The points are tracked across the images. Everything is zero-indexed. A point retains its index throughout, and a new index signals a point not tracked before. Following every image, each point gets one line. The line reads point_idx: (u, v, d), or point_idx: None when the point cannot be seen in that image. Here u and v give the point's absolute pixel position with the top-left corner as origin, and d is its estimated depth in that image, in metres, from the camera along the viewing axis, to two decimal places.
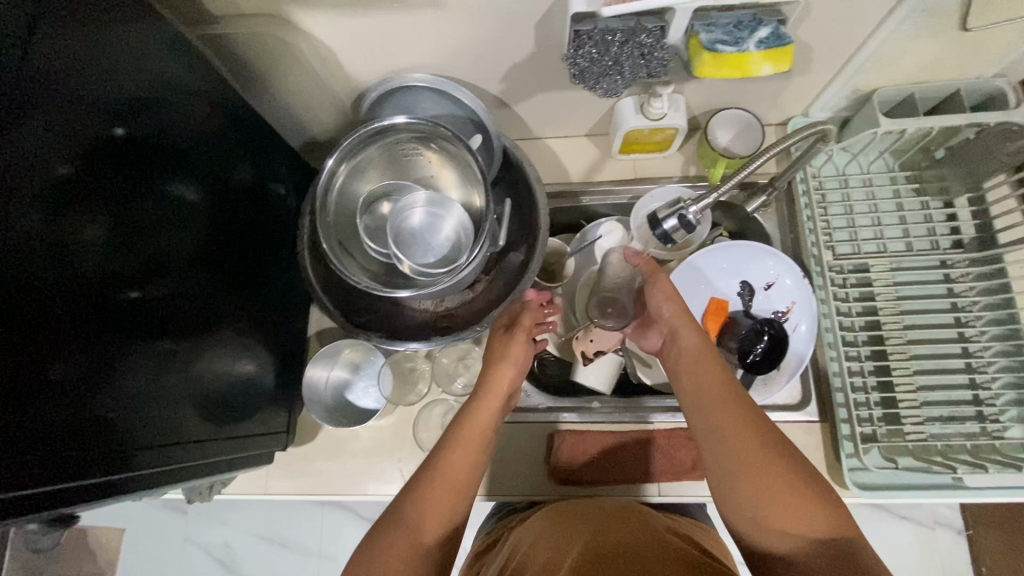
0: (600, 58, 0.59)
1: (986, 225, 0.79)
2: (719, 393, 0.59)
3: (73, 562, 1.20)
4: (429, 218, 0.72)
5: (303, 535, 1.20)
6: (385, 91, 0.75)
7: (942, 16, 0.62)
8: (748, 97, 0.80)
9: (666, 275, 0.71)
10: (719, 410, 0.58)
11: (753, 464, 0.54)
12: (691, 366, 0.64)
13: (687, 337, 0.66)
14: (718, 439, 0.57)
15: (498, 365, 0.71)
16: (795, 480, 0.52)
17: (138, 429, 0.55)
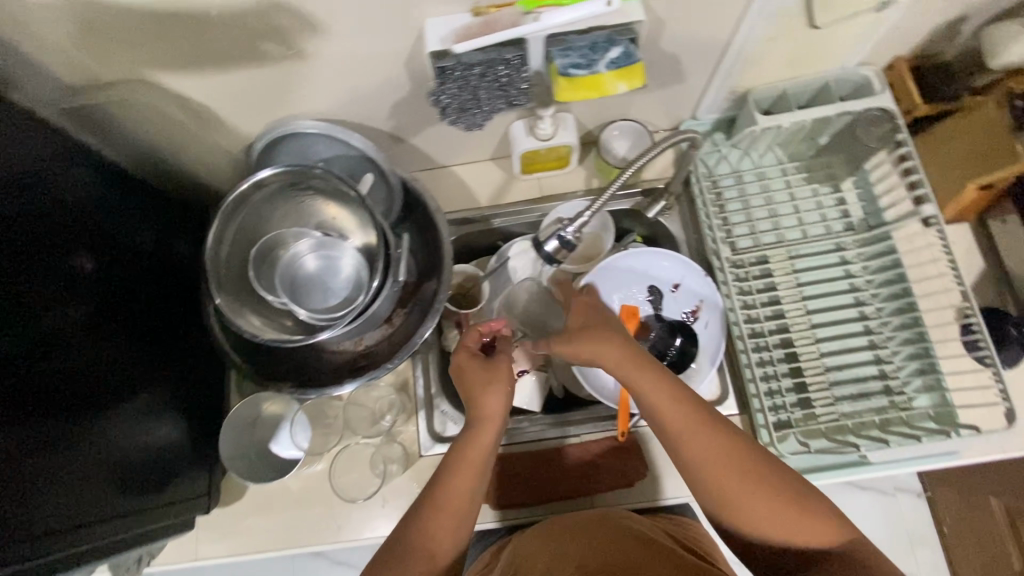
0: (461, 93, 0.61)
1: (872, 206, 0.82)
2: (692, 422, 0.57)
3: None
4: (323, 260, 0.70)
5: None
6: (273, 139, 0.75)
7: (786, 18, 0.65)
8: (634, 108, 0.83)
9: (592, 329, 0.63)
10: (695, 443, 0.56)
11: (746, 495, 0.53)
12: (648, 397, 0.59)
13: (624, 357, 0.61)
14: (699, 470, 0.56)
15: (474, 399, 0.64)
16: (790, 497, 0.53)
17: (37, 514, 0.52)
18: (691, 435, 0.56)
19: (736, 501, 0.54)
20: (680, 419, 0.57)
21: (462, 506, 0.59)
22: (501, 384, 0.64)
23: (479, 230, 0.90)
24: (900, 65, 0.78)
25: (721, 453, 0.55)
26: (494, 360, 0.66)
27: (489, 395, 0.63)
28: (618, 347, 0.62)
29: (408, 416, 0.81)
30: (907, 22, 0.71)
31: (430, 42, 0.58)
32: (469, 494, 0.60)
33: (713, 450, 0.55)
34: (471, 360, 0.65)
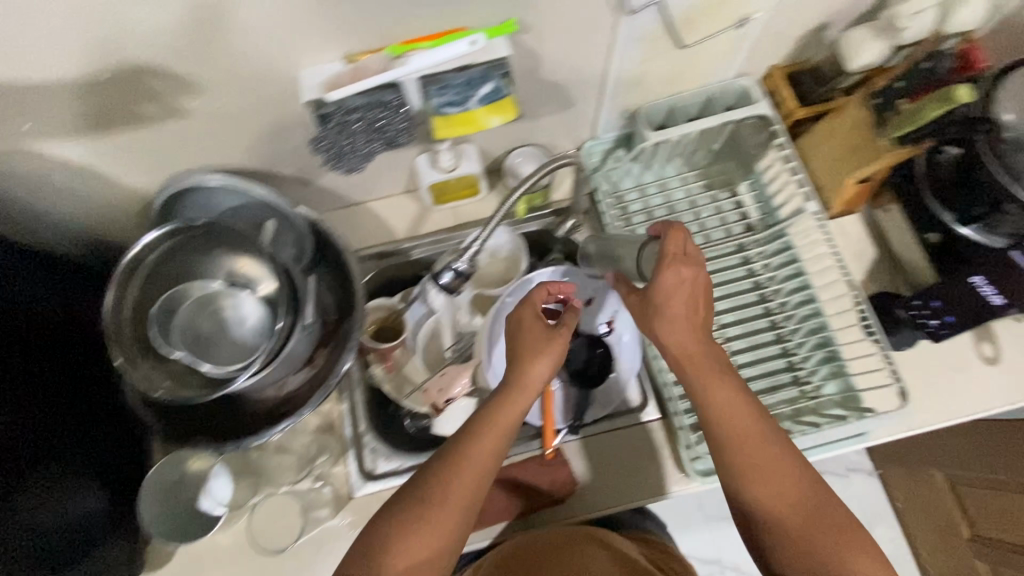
0: (341, 138, 0.62)
1: (767, 206, 0.87)
2: (753, 435, 0.57)
3: None
4: (231, 310, 0.70)
5: None
6: (172, 196, 0.74)
7: (655, 40, 0.69)
8: (535, 133, 0.86)
9: (676, 300, 0.60)
10: (750, 456, 0.56)
11: (779, 505, 0.55)
12: (731, 402, 0.57)
13: (696, 353, 0.59)
14: (766, 476, 0.56)
15: (529, 358, 0.62)
16: (829, 529, 0.54)
17: None
18: (748, 445, 0.56)
19: (768, 506, 0.56)
20: (743, 427, 0.57)
21: (481, 474, 0.58)
22: (548, 353, 0.62)
23: (399, 263, 0.92)
24: (774, 73, 0.83)
25: (772, 465, 0.56)
26: (556, 331, 0.64)
27: (537, 364, 0.61)
28: (692, 342, 0.59)
29: (339, 457, 0.81)
30: (770, 35, 0.76)
31: (306, 92, 0.60)
32: (490, 459, 0.59)
33: (762, 462, 0.56)
34: (534, 322, 0.64)
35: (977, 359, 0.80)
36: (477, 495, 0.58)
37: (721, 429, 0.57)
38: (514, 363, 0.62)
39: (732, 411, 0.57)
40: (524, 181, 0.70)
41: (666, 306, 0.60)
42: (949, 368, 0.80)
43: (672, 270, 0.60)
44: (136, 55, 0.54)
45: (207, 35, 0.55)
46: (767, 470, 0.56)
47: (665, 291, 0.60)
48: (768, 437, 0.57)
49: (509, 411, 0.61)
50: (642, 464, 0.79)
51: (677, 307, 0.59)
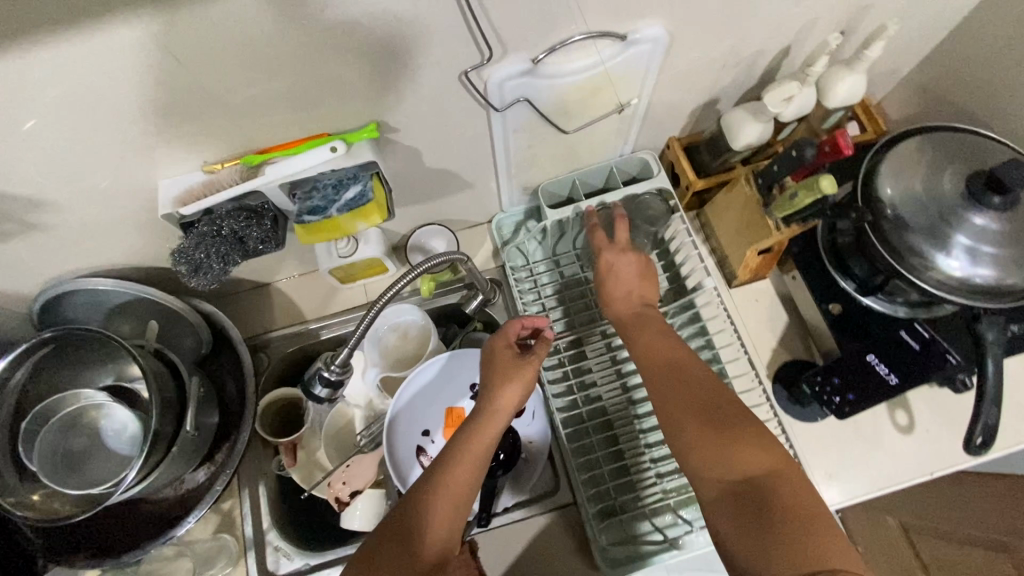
0: (197, 250, 0.60)
1: (676, 275, 0.86)
2: (672, 361, 0.63)
3: None
4: (110, 417, 0.71)
5: None
6: (53, 298, 0.72)
7: (535, 127, 0.68)
8: (439, 210, 0.85)
9: (614, 265, 0.73)
10: (664, 375, 0.62)
11: (686, 412, 0.57)
12: (652, 342, 0.66)
13: (627, 315, 0.71)
14: (676, 392, 0.59)
15: (505, 381, 0.65)
16: (726, 427, 0.54)
17: None
18: (665, 366, 0.63)
19: (674, 413, 0.58)
20: (662, 360, 0.64)
21: (468, 490, 0.58)
22: (522, 378, 0.66)
23: (309, 345, 0.89)
24: (673, 144, 0.83)
25: (680, 379, 0.60)
26: (524, 358, 0.67)
27: (508, 387, 0.65)
28: (625, 310, 0.71)
29: (238, 559, 0.77)
30: (659, 113, 0.76)
31: (162, 205, 0.59)
32: (473, 474, 0.59)
33: (676, 380, 0.61)
34: (505, 352, 0.68)
35: (891, 429, 0.78)
36: (473, 489, 0.58)
37: (642, 359, 0.65)
38: (491, 384, 0.66)
39: (652, 351, 0.65)
40: (417, 267, 0.66)
41: (602, 282, 0.74)
42: (864, 440, 0.78)
43: (606, 257, 0.74)
44: None
45: (49, 155, 0.53)
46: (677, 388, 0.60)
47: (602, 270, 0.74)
48: (678, 360, 0.63)
49: (490, 424, 0.62)
50: (551, 556, 0.75)
51: (615, 273, 0.73)
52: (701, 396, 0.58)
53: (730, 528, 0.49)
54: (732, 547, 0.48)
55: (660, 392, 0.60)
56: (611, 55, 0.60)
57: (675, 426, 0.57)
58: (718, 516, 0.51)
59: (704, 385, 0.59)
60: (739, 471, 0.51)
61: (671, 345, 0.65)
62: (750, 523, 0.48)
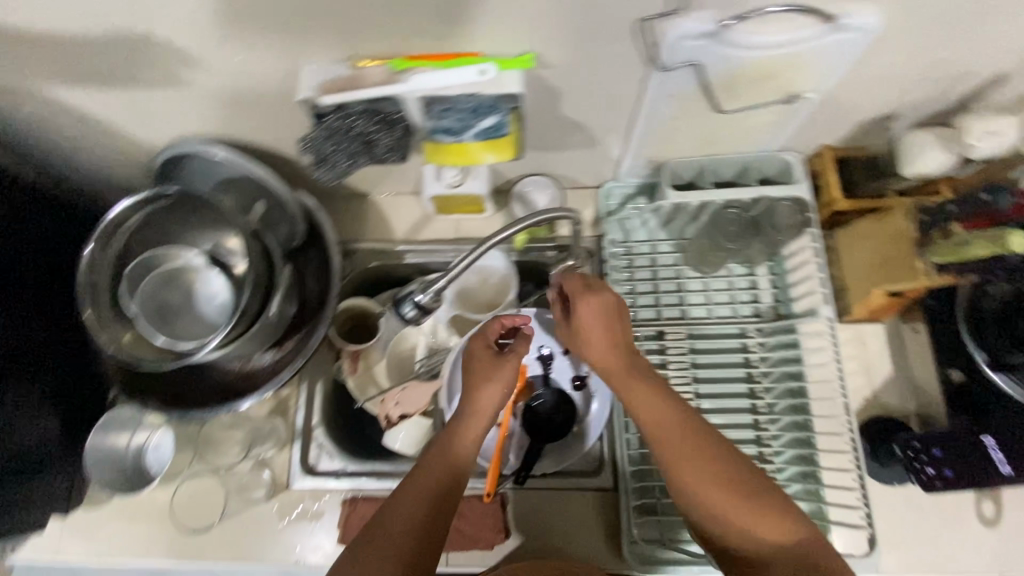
0: (325, 142, 0.59)
1: (784, 293, 0.80)
2: (677, 422, 0.58)
3: None
4: (203, 282, 0.74)
5: None
6: (174, 156, 0.74)
7: (691, 97, 0.62)
8: (553, 164, 0.81)
9: (594, 315, 0.65)
10: (670, 446, 0.57)
11: (709, 490, 0.55)
12: (642, 398, 0.60)
13: (614, 366, 0.64)
14: (691, 465, 0.56)
15: (481, 382, 0.65)
16: (753, 493, 0.55)
17: None
18: (671, 431, 0.58)
19: (694, 492, 0.56)
20: (663, 426, 0.58)
21: (452, 487, 0.59)
22: (502, 380, 0.66)
23: (391, 264, 0.89)
24: (825, 153, 0.75)
25: (689, 449, 0.57)
26: (504, 357, 0.67)
27: (485, 386, 0.65)
28: (613, 358, 0.64)
29: (284, 444, 0.81)
30: (824, 115, 0.68)
31: (304, 89, 0.58)
32: (447, 471, 0.60)
33: (684, 450, 0.57)
34: (482, 351, 0.68)
35: (974, 518, 0.71)
36: (449, 489, 0.59)
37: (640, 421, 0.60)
38: (467, 387, 0.66)
39: (647, 412, 0.60)
40: (519, 220, 0.65)
41: (581, 333, 0.65)
42: (942, 521, 0.72)
43: (579, 310, 0.65)
44: (142, 23, 0.54)
45: (212, 12, 0.53)
46: (688, 461, 0.56)
47: (579, 318, 0.65)
48: (679, 424, 0.58)
49: (465, 426, 0.63)
50: (579, 535, 0.75)
51: (593, 323, 0.65)
52: (718, 464, 0.56)
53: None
54: None
55: (671, 463, 0.57)
56: (808, 37, 0.54)
57: (706, 503, 0.55)
58: None
59: (712, 446, 0.57)
60: (773, 543, 0.53)
61: (664, 399, 0.60)
62: None
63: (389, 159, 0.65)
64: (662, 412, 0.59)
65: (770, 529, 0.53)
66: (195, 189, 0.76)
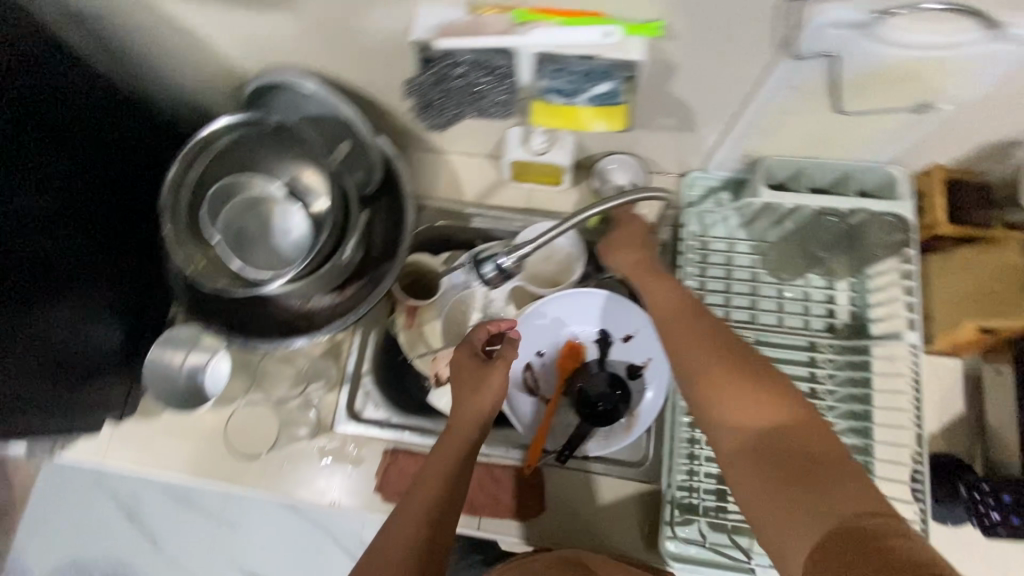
0: (434, 87, 0.58)
1: (862, 312, 0.76)
2: (684, 310, 0.62)
3: (42, 507, 1.42)
4: (281, 216, 0.74)
5: (223, 506, 1.39)
6: (265, 85, 0.74)
7: (813, 92, 0.59)
8: (642, 144, 0.79)
9: (625, 229, 0.74)
10: (675, 330, 0.60)
11: (701, 362, 0.56)
12: (659, 293, 0.65)
13: (639, 271, 0.70)
14: (691, 345, 0.58)
15: (469, 393, 0.68)
16: (749, 374, 0.53)
17: None
18: (677, 315, 0.62)
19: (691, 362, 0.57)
20: (674, 316, 0.62)
21: (455, 482, 0.62)
22: (493, 387, 0.69)
23: (458, 226, 0.89)
24: (937, 172, 0.71)
25: (690, 327, 0.59)
26: (489, 365, 0.70)
27: (474, 395, 0.68)
28: (642, 263, 0.70)
29: (333, 387, 0.82)
30: (949, 129, 0.64)
31: (417, 31, 0.56)
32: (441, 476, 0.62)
33: (686, 331, 0.59)
34: (467, 362, 0.71)
35: None
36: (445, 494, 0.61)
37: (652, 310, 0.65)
38: (456, 399, 0.69)
39: (663, 306, 0.63)
40: (605, 200, 0.61)
41: (611, 243, 0.74)
42: (995, 569, 0.69)
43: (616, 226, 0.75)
44: None
45: None
46: (688, 341, 0.58)
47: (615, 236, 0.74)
48: (686, 313, 0.61)
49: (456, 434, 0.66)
50: (614, 522, 0.74)
51: (624, 235, 0.73)
52: (716, 344, 0.56)
53: (761, 486, 0.47)
54: (757, 511, 0.47)
55: (675, 344, 0.59)
56: (962, 41, 0.50)
57: (701, 378, 0.55)
58: (741, 480, 0.49)
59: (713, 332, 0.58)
60: (756, 424, 0.50)
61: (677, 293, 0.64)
62: (776, 482, 0.46)
63: (495, 113, 0.65)
64: (678, 308, 0.62)
65: (754, 408, 0.51)
66: (289, 119, 0.74)
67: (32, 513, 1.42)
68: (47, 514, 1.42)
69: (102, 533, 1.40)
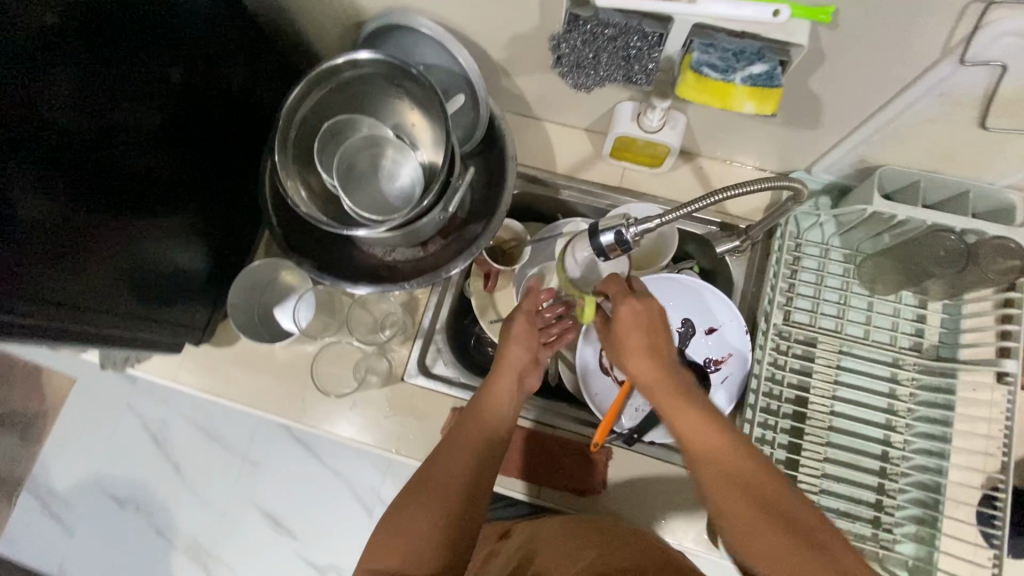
0: (584, 48, 0.57)
1: (951, 336, 0.75)
2: (721, 448, 0.56)
3: (72, 418, 1.44)
4: (389, 162, 0.73)
5: (250, 443, 1.40)
6: (386, 26, 0.73)
7: (964, 103, 0.57)
8: (752, 136, 0.77)
9: (624, 313, 0.64)
10: (710, 464, 0.56)
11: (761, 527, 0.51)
12: (681, 415, 0.60)
13: (652, 379, 0.63)
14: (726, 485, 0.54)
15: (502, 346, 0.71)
16: (787, 524, 0.51)
17: (62, 279, 0.59)
18: (715, 457, 0.56)
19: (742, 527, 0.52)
20: (707, 446, 0.57)
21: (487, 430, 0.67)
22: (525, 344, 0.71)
23: (546, 195, 0.88)
24: None
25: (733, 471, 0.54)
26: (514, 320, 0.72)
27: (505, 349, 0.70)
28: (654, 373, 0.64)
29: (406, 339, 0.82)
30: None
31: None
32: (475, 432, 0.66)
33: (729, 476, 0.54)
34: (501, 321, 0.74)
35: None
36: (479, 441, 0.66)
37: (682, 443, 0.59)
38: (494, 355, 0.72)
39: (687, 434, 0.58)
40: (732, 186, 0.59)
41: (613, 340, 0.67)
42: None
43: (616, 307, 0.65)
44: None
45: None
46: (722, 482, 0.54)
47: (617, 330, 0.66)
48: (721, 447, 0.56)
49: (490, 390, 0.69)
50: (672, 507, 0.74)
51: (627, 326, 0.65)
52: (750, 488, 0.53)
53: None
54: None
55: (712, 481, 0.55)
56: None
57: (737, 525, 0.53)
58: None
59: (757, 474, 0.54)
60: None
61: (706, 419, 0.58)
62: None
63: (637, 80, 0.60)
64: (705, 434, 0.57)
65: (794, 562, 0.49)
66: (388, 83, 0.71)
67: (61, 423, 1.43)
68: (75, 427, 1.43)
69: (128, 453, 1.41)
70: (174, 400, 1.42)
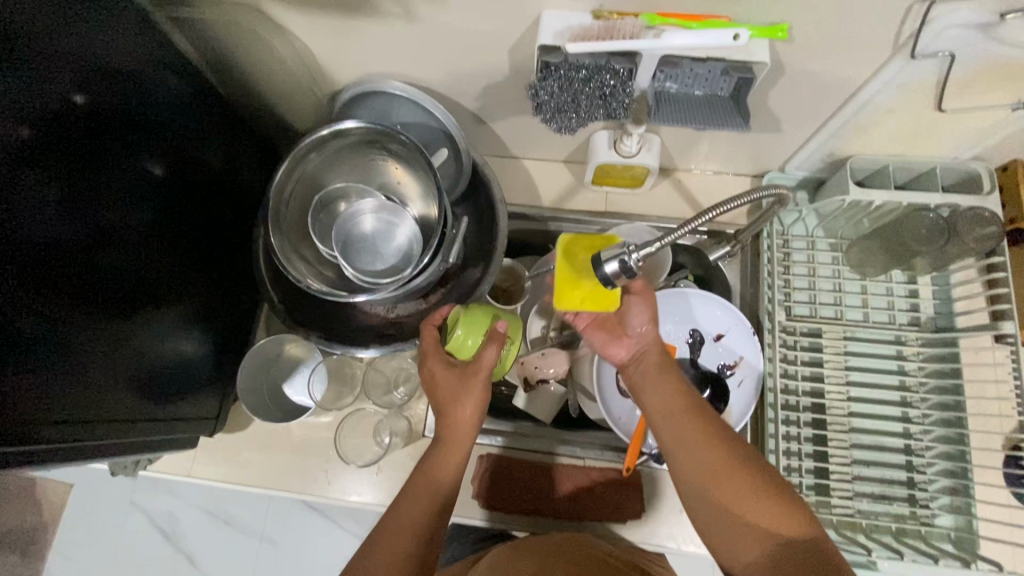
0: (561, 93, 0.59)
1: (946, 306, 0.79)
2: (696, 458, 0.56)
3: (69, 528, 1.36)
4: (378, 224, 0.74)
5: (267, 522, 1.35)
6: (359, 92, 0.75)
7: (919, 90, 0.61)
8: (724, 146, 0.80)
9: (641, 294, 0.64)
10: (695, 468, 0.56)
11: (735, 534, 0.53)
12: (654, 388, 0.62)
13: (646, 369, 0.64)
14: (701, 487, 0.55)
15: (454, 401, 0.61)
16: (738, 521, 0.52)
17: (66, 393, 0.56)
18: (684, 454, 0.57)
19: (689, 464, 0.56)
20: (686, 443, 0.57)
21: (439, 510, 0.59)
22: (474, 394, 0.61)
23: (536, 229, 0.90)
24: (1017, 167, 0.74)
25: (727, 480, 0.54)
26: (468, 369, 0.61)
27: (459, 408, 0.60)
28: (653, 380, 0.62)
29: (421, 394, 0.82)
30: None
31: (543, 35, 0.56)
32: (421, 515, 0.57)
33: (749, 505, 0.52)
34: (437, 362, 0.63)
35: None
36: (432, 521, 0.58)
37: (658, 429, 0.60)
38: (440, 406, 0.62)
39: (667, 422, 0.59)
40: (724, 199, 0.58)
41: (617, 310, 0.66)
42: None
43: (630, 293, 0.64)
44: None
45: None
46: (693, 470, 0.56)
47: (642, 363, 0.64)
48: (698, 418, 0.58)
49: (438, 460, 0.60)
50: None
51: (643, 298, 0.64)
52: (723, 487, 0.54)
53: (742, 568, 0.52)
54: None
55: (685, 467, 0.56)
56: None
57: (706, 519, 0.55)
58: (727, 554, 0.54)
59: (751, 462, 0.55)
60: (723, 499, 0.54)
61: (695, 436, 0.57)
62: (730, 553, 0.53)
63: (619, 114, 0.63)
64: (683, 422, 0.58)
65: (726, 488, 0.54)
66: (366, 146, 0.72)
67: (60, 535, 1.36)
68: (76, 536, 1.36)
69: (139, 553, 1.35)
70: (180, 491, 1.37)
